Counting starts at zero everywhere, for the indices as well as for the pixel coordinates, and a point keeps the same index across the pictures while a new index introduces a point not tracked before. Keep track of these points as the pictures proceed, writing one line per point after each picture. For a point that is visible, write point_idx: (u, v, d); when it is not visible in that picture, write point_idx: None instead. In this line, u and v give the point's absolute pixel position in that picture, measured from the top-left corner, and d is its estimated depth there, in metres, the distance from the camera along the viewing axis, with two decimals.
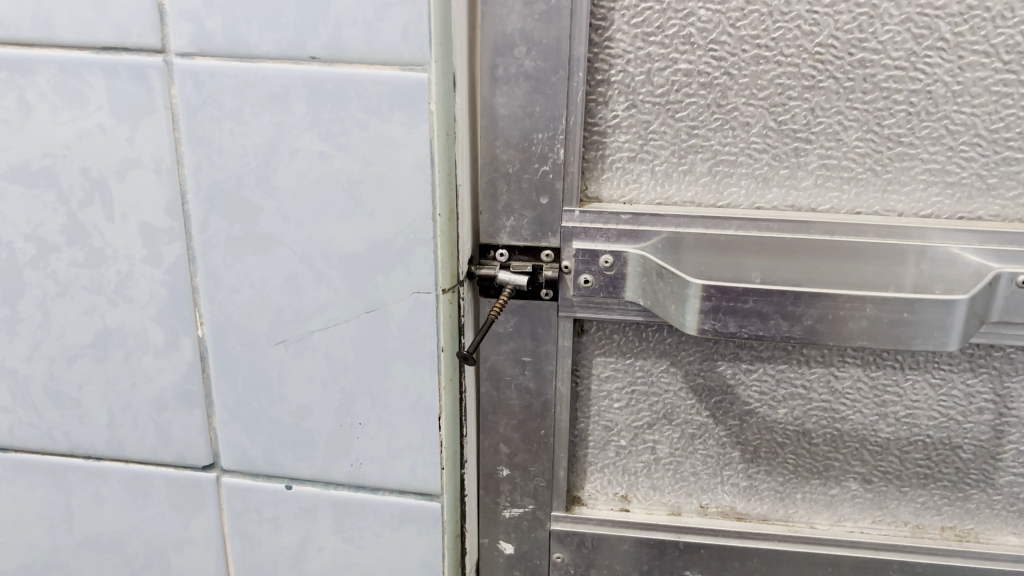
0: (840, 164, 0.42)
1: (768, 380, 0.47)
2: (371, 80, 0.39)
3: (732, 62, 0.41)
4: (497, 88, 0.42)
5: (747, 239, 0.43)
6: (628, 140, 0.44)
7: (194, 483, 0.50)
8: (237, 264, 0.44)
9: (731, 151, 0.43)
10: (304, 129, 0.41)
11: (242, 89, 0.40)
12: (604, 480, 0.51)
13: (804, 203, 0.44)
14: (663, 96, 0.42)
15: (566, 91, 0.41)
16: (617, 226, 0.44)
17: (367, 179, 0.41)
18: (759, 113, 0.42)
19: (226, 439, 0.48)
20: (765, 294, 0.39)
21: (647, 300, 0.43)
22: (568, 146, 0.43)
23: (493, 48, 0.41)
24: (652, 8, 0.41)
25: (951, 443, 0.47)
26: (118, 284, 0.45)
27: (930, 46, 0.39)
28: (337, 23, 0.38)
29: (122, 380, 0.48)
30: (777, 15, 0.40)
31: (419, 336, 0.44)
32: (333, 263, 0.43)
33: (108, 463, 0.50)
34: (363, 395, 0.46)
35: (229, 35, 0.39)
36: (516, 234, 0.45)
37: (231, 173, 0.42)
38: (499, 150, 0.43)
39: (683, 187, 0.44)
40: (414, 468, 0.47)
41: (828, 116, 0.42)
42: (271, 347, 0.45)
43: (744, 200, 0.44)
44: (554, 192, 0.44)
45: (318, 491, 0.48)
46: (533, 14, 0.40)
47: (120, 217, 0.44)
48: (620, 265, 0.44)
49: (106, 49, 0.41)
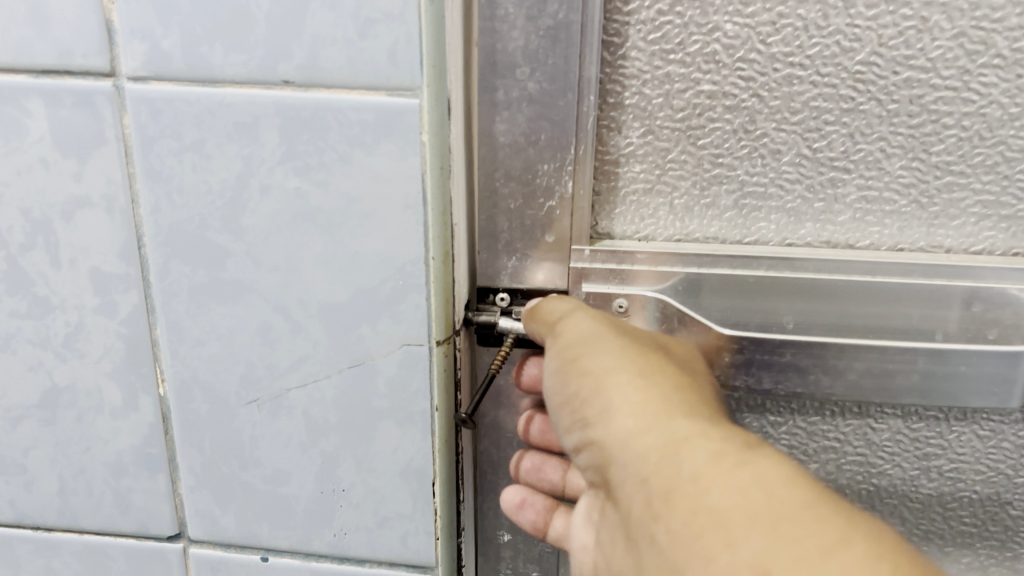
0: (881, 196, 0.38)
1: (799, 434, 0.42)
2: (353, 107, 0.34)
3: (762, 82, 0.37)
4: (497, 114, 0.37)
5: (779, 280, 0.38)
6: (643, 170, 0.39)
7: (157, 556, 0.44)
8: (203, 314, 0.39)
9: (759, 182, 0.39)
10: (276, 163, 0.36)
11: (205, 117, 0.35)
12: (530, 527, 0.41)
13: (840, 239, 0.40)
14: (683, 120, 0.38)
15: (576, 117, 0.37)
16: (634, 266, 0.39)
17: (349, 219, 0.36)
18: (792, 139, 0.38)
19: (193, 508, 0.43)
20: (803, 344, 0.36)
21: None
22: (576, 178, 0.38)
23: (492, 70, 0.36)
24: (672, 23, 0.36)
25: (1000, 499, 0.43)
26: (67, 337, 0.40)
27: (985, 64, 0.36)
28: (314, 42, 0.33)
29: (74, 444, 0.42)
30: (813, 29, 0.36)
31: (410, 393, 0.39)
32: (312, 312, 0.38)
33: (58, 535, 0.44)
34: (348, 458, 0.41)
35: (188, 57, 0.34)
36: (518, 276, 0.40)
37: (193, 213, 0.37)
38: (499, 183, 0.38)
39: (705, 223, 0.40)
40: (405, 539, 0.42)
41: (869, 142, 0.37)
42: (242, 407, 0.40)
43: (774, 236, 0.40)
44: (561, 230, 0.39)
45: (297, 564, 0.43)
46: (539, 31, 0.35)
47: (68, 262, 0.39)
48: (636, 309, 0.39)
49: (47, 72, 0.35)
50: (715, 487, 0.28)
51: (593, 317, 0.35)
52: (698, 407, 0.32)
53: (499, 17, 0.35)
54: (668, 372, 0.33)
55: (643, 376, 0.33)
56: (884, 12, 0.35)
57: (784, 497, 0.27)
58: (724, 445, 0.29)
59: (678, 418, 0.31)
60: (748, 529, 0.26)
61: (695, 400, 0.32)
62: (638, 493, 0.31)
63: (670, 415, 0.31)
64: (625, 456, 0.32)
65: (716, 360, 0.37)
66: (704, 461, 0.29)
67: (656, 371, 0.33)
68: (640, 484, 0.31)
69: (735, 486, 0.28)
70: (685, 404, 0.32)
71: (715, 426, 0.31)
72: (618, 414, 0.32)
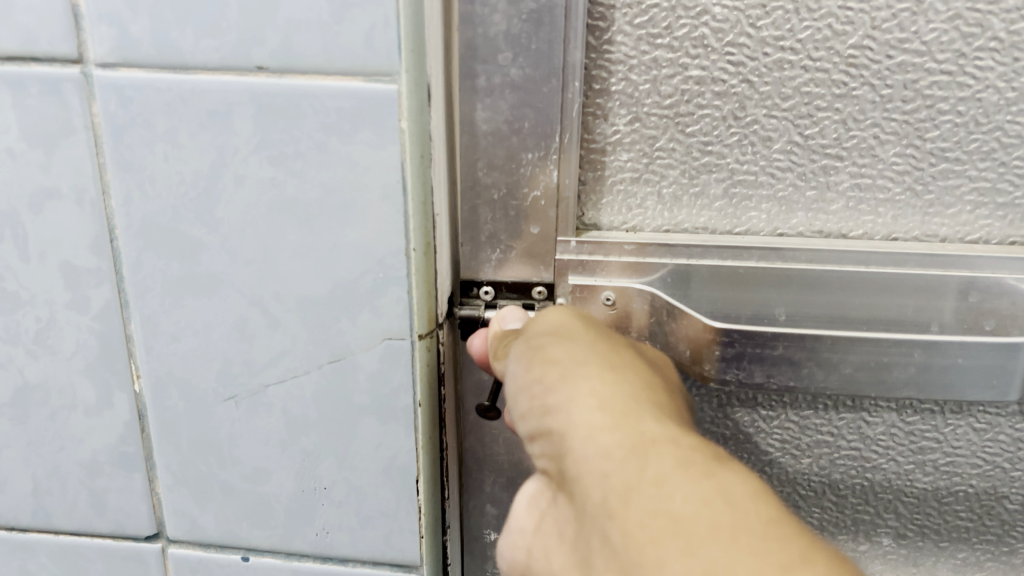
0: (874, 183, 0.38)
1: (790, 429, 0.41)
2: (329, 93, 0.33)
3: (752, 68, 0.36)
4: (478, 100, 0.36)
5: (769, 271, 0.37)
6: (630, 158, 0.38)
7: (135, 556, 0.43)
8: (177, 309, 0.37)
9: (749, 171, 0.38)
10: (249, 151, 0.34)
11: (176, 105, 0.34)
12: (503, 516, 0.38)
13: (834, 229, 0.39)
14: (671, 107, 0.37)
15: (560, 104, 0.36)
16: (620, 257, 0.38)
17: (326, 210, 0.35)
18: (783, 126, 0.37)
19: (171, 507, 0.42)
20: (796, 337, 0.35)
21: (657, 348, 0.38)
22: (561, 167, 0.37)
23: (473, 54, 0.35)
24: (658, 6, 0.35)
25: (996, 493, 0.42)
26: (38, 333, 0.39)
27: (982, 47, 0.35)
28: (287, 27, 0.32)
29: (47, 443, 0.41)
30: (804, 12, 0.35)
31: (392, 389, 0.38)
32: (289, 306, 0.37)
33: (34, 536, 0.43)
34: (328, 455, 0.40)
35: (158, 42, 0.33)
36: (502, 269, 0.39)
37: (166, 205, 0.36)
38: (481, 172, 0.37)
39: (694, 213, 0.39)
40: (389, 538, 0.41)
41: (862, 129, 0.36)
42: (220, 404, 0.39)
43: (764, 225, 0.39)
44: (546, 220, 0.38)
45: (279, 563, 0.42)
46: (521, 14, 0.34)
47: (37, 256, 0.37)
48: (623, 302, 0.38)
49: (12, 59, 0.34)
50: (677, 490, 0.26)
51: (568, 312, 0.34)
52: (663, 408, 0.30)
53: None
54: (635, 370, 0.31)
55: (609, 368, 0.31)
56: None
57: (750, 510, 0.25)
58: (689, 450, 0.28)
59: (644, 414, 0.29)
60: (711, 538, 0.25)
61: (661, 401, 0.30)
62: (593, 484, 0.28)
63: (634, 409, 0.29)
64: (583, 446, 0.29)
65: (705, 355, 0.36)
66: (668, 464, 0.27)
67: (624, 368, 0.31)
68: (595, 475, 0.28)
69: (699, 491, 0.26)
70: (652, 403, 0.30)
71: (680, 430, 0.29)
72: (579, 399, 0.30)
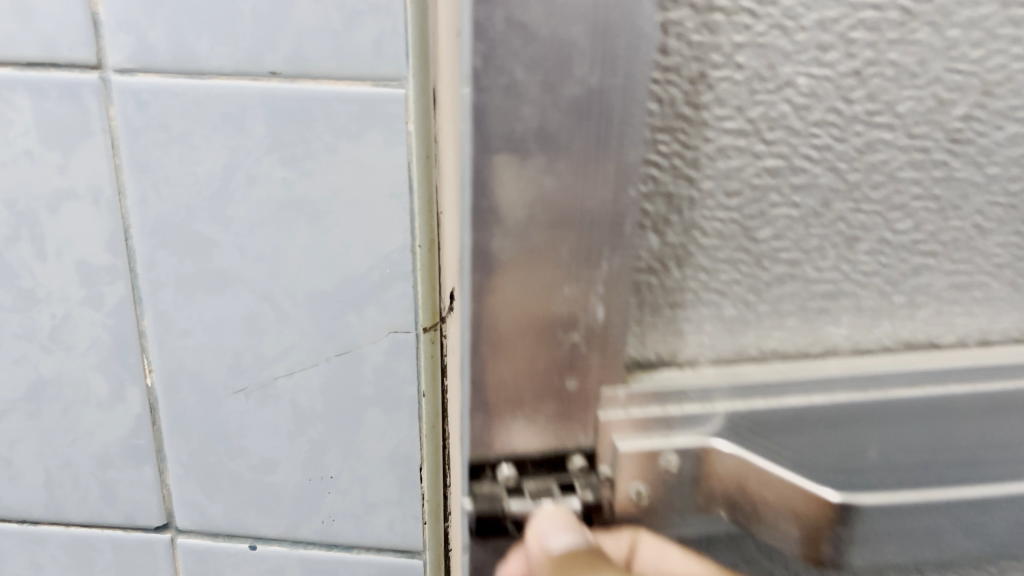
0: (970, 281, 0.40)
1: None
2: (340, 97, 0.35)
3: (840, 150, 0.36)
4: (493, 232, 0.33)
5: (858, 407, 0.37)
6: (690, 279, 0.38)
7: (144, 546, 0.44)
8: (189, 304, 0.39)
9: (829, 279, 0.39)
10: (262, 153, 0.36)
11: (191, 109, 0.35)
12: None
13: (924, 336, 0.41)
14: (738, 209, 0.36)
15: (601, 222, 0.33)
16: (682, 406, 0.37)
17: (335, 208, 0.37)
18: (874, 221, 0.37)
19: (181, 498, 0.43)
20: (892, 511, 0.36)
21: (738, 517, 0.36)
22: (605, 305, 0.35)
23: (507, 156, 0.32)
24: (727, 78, 0.34)
25: None
26: (53, 329, 0.40)
27: None
28: (299, 33, 0.34)
29: (59, 436, 0.42)
30: (904, 79, 0.35)
31: (397, 380, 0.40)
32: (298, 301, 0.38)
33: (45, 528, 0.45)
34: (334, 446, 0.41)
35: (174, 49, 0.34)
36: (528, 427, 0.37)
37: (180, 205, 0.37)
38: (507, 319, 0.35)
39: (761, 333, 0.39)
40: (392, 524, 0.43)
41: (964, 217, 0.38)
42: (230, 397, 0.41)
43: (846, 342, 0.40)
44: (585, 373, 0.36)
45: (285, 551, 0.44)
46: (562, 104, 0.31)
47: (53, 255, 0.39)
48: (687, 464, 0.36)
49: (32, 64, 0.35)
50: None
51: None
52: None
53: (501, 86, 0.31)
54: None
55: None
56: (991, 55, 0.35)
57: None
58: None
59: None
60: None
61: None
62: None
63: None
64: None
65: (822, 537, 0.36)
66: None
67: None
68: None
69: None
70: None
71: None
72: None
